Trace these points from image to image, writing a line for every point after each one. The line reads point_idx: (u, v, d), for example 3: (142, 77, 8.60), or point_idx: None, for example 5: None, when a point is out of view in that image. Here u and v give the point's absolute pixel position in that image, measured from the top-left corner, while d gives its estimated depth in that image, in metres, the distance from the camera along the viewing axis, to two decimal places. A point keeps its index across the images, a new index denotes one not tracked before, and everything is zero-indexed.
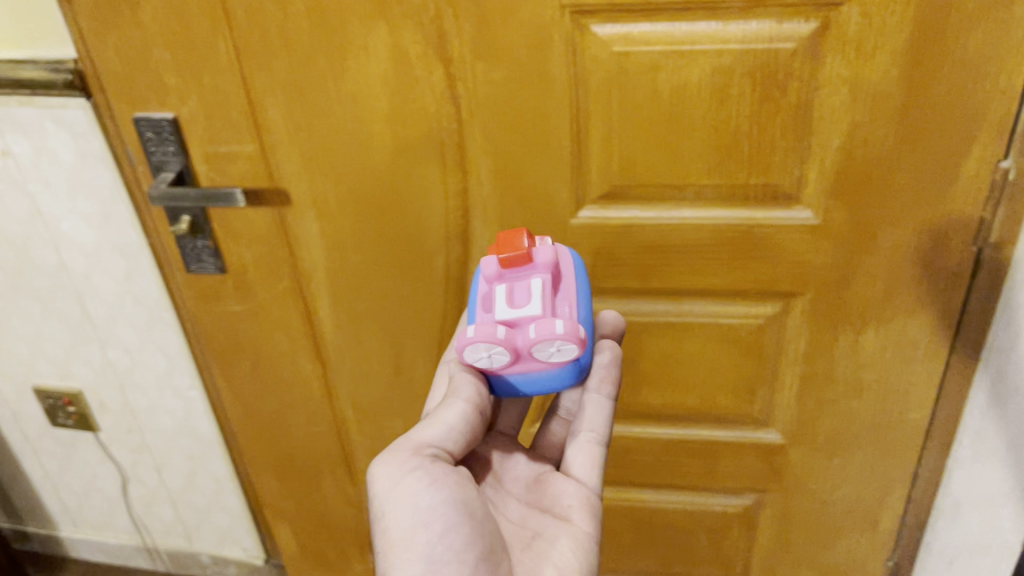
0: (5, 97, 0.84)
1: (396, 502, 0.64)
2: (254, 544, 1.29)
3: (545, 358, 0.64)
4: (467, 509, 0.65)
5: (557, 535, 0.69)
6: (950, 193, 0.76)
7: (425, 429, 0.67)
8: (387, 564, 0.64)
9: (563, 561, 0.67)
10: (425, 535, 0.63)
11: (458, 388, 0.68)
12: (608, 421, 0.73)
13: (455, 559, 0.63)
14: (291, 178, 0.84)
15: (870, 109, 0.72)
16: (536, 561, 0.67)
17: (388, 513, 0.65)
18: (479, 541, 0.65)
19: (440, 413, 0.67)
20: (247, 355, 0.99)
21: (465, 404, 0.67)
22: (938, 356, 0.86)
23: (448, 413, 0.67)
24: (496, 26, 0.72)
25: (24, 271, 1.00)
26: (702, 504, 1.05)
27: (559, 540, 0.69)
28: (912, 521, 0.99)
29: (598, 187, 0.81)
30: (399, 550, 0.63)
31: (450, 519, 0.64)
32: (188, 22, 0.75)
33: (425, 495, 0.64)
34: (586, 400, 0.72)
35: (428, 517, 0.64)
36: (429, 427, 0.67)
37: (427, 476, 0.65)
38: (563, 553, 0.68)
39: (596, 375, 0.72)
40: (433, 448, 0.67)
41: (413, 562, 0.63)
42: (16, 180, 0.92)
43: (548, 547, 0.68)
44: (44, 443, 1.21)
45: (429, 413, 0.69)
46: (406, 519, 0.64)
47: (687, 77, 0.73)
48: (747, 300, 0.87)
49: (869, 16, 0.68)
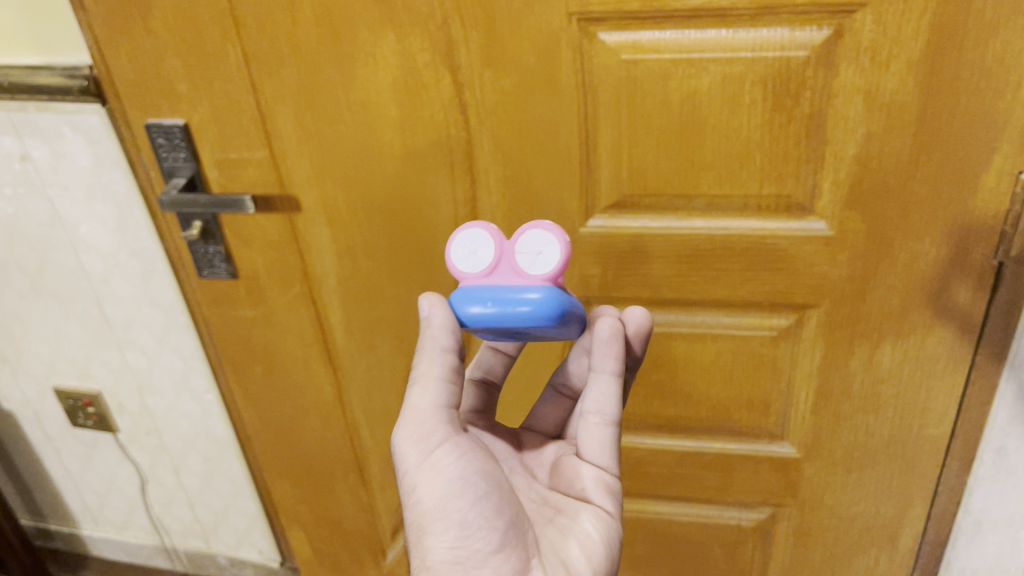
0: (25, 103, 0.86)
1: (426, 473, 0.64)
2: (269, 547, 1.29)
3: (526, 259, 0.60)
4: (496, 480, 0.65)
5: (578, 510, 0.69)
6: (971, 205, 0.73)
7: (422, 393, 0.64)
8: (420, 534, 0.64)
9: (586, 536, 0.67)
10: (457, 504, 0.63)
11: (424, 339, 0.62)
12: (616, 398, 0.68)
13: (488, 526, 0.63)
14: (301, 185, 0.84)
15: (886, 118, 0.70)
16: (560, 535, 0.67)
17: (419, 485, 0.64)
18: (509, 508, 0.65)
19: (426, 368, 0.63)
20: (259, 360, 0.99)
21: (445, 353, 0.62)
22: (958, 372, 0.83)
23: (430, 369, 0.63)
24: (504, 34, 0.71)
25: (45, 274, 1.01)
26: (716, 516, 1.03)
27: (581, 515, 0.68)
28: (932, 538, 0.97)
29: (608, 196, 0.80)
30: (432, 520, 0.63)
31: (481, 488, 0.64)
32: (198, 30, 0.75)
33: (454, 466, 0.64)
34: (591, 379, 0.68)
35: (460, 486, 0.63)
36: (425, 391, 0.63)
37: (452, 445, 0.64)
38: (585, 528, 0.68)
39: (598, 351, 0.67)
40: (440, 406, 0.64)
41: (446, 530, 0.63)
42: (36, 184, 0.93)
43: (570, 523, 0.68)
44: (65, 443, 1.23)
45: (414, 374, 0.64)
46: (437, 490, 0.63)
47: (698, 85, 0.71)
48: (761, 312, 0.85)
49: (884, 24, 0.66)
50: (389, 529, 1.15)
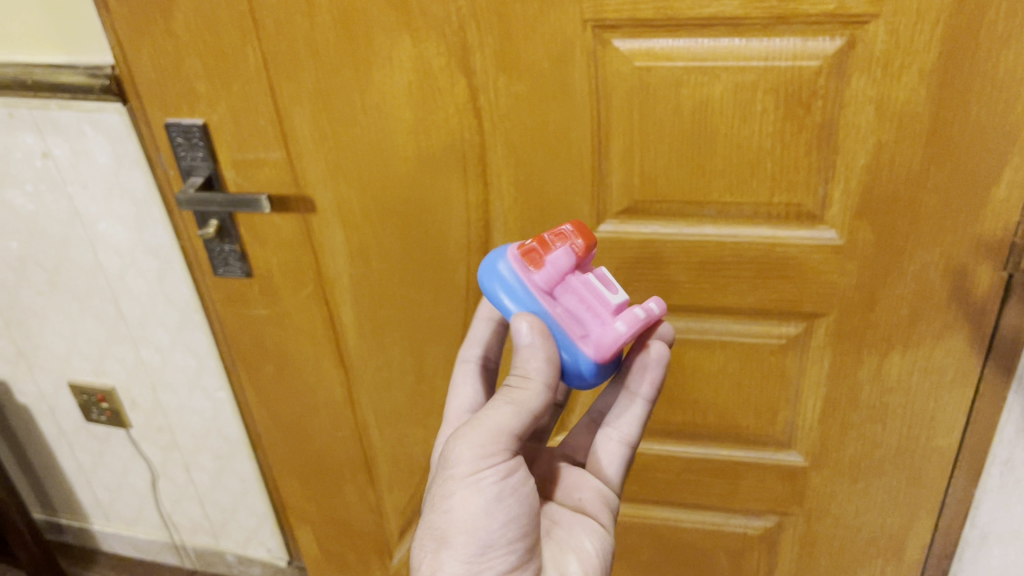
0: (46, 100, 0.88)
1: (468, 484, 0.63)
2: (277, 545, 1.30)
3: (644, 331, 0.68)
4: (529, 503, 0.65)
5: (575, 522, 0.70)
6: (981, 216, 0.74)
7: (506, 414, 0.63)
8: (440, 542, 0.63)
9: (583, 549, 0.68)
10: (487, 522, 0.63)
11: (529, 367, 0.62)
12: (639, 422, 0.74)
13: (508, 547, 0.63)
14: (316, 186, 0.85)
15: (896, 129, 0.71)
16: (558, 548, 0.68)
17: (457, 494, 0.63)
18: (530, 533, 0.65)
19: (523, 398, 0.63)
20: (271, 359, 1.01)
21: (546, 389, 0.63)
22: (967, 384, 0.83)
23: (526, 398, 0.63)
24: (519, 40, 0.72)
25: (62, 270, 1.03)
26: (721, 524, 1.03)
27: (577, 529, 0.70)
28: (938, 550, 0.96)
29: (618, 203, 0.81)
30: (457, 532, 0.63)
31: (513, 510, 0.64)
32: (219, 31, 0.77)
33: (497, 485, 0.63)
34: (623, 397, 0.74)
35: (494, 504, 0.63)
36: (513, 415, 0.63)
37: (502, 465, 0.63)
38: (582, 543, 0.69)
39: (635, 375, 0.73)
40: (513, 434, 0.63)
41: (467, 544, 0.62)
42: (56, 181, 0.95)
43: (566, 536, 0.70)
44: (78, 438, 1.25)
45: (506, 392, 0.64)
46: (473, 504, 0.63)
47: (710, 93, 0.72)
48: (769, 320, 0.85)
49: (896, 35, 0.67)
50: (396, 531, 1.15)
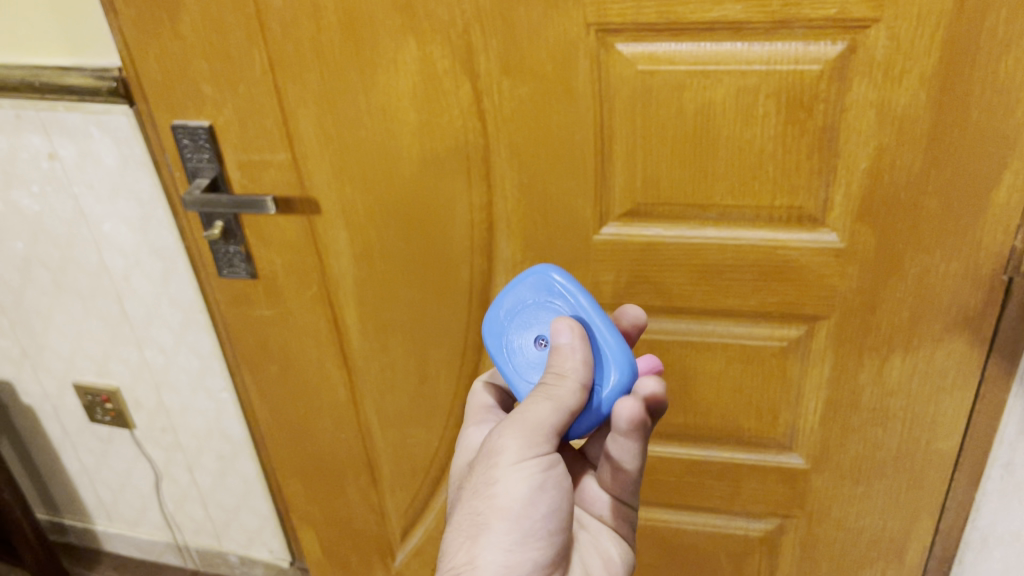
0: (53, 102, 0.88)
1: (515, 475, 0.63)
2: (280, 546, 1.31)
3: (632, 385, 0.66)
4: (569, 496, 0.66)
5: (601, 530, 0.73)
6: (981, 220, 0.74)
7: (547, 409, 0.62)
8: (480, 529, 0.63)
9: (609, 557, 0.71)
10: (530, 512, 0.63)
11: (566, 366, 0.63)
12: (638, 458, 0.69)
13: (547, 538, 0.64)
14: (321, 188, 0.86)
15: (897, 133, 0.71)
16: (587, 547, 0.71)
17: (502, 483, 0.63)
18: (567, 527, 0.66)
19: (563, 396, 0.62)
20: (274, 360, 1.01)
21: (580, 387, 0.63)
22: (967, 387, 0.84)
23: (566, 394, 0.62)
24: (523, 43, 0.73)
25: (67, 270, 1.04)
26: (722, 526, 1.03)
27: (602, 534, 0.73)
28: (939, 553, 0.97)
29: (621, 205, 0.81)
30: (500, 521, 0.63)
31: (554, 503, 0.64)
32: (225, 33, 0.78)
33: (541, 477, 0.63)
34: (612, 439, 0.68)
35: (538, 496, 0.63)
36: (556, 412, 0.62)
37: (546, 458, 0.63)
38: (608, 548, 0.72)
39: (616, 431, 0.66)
40: (555, 428, 0.63)
41: (510, 533, 0.63)
42: (62, 182, 0.95)
43: (591, 539, 0.72)
44: (82, 438, 1.25)
45: (545, 388, 0.63)
46: (518, 493, 0.63)
47: (712, 96, 0.72)
48: (770, 322, 0.86)
49: (897, 39, 0.67)
50: (398, 532, 1.15)
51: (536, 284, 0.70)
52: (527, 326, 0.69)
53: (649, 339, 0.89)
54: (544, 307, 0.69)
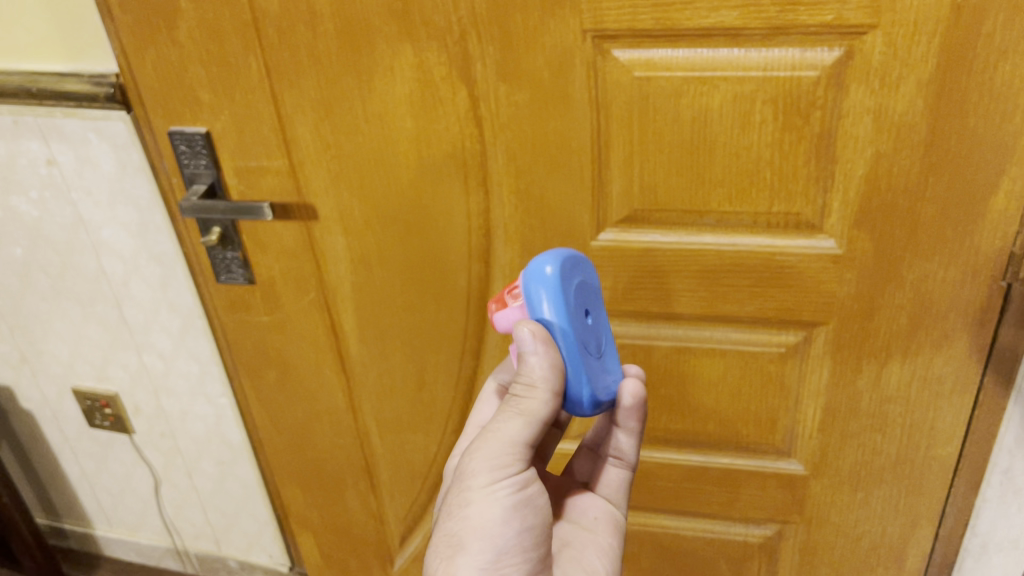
0: (51, 108, 0.88)
1: (487, 494, 0.63)
2: (279, 551, 1.30)
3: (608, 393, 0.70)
4: (543, 514, 0.66)
5: (588, 541, 0.71)
6: (979, 226, 0.74)
7: (519, 425, 0.62)
8: (455, 550, 0.63)
9: (594, 568, 0.70)
10: (504, 532, 0.63)
11: (535, 376, 0.61)
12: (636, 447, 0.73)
13: (521, 556, 0.63)
14: (318, 194, 0.86)
15: (895, 140, 0.71)
16: (570, 565, 0.69)
17: (475, 503, 0.63)
18: (544, 545, 0.66)
19: (535, 407, 0.61)
20: (273, 365, 1.01)
21: (553, 396, 0.61)
22: (967, 393, 0.83)
23: (536, 407, 0.62)
24: (519, 50, 0.73)
25: (66, 276, 1.04)
26: (721, 532, 1.03)
27: (588, 549, 0.71)
28: (939, 559, 0.96)
29: (618, 212, 0.81)
30: (474, 539, 0.63)
31: (528, 520, 0.64)
32: (222, 40, 0.77)
33: (515, 496, 0.64)
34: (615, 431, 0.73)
35: (512, 513, 0.63)
36: (524, 429, 0.62)
37: (519, 475, 0.64)
38: (594, 561, 0.70)
39: (621, 414, 0.70)
40: (524, 445, 0.63)
41: (483, 551, 0.62)
42: (60, 188, 0.95)
43: (577, 554, 0.70)
44: (82, 443, 1.25)
45: (516, 401, 0.63)
46: (492, 512, 0.63)
47: (709, 103, 0.72)
48: (769, 328, 0.85)
49: (894, 46, 0.67)
50: (397, 538, 1.15)
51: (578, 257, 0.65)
52: (584, 298, 0.64)
53: (648, 345, 0.89)
54: (593, 288, 0.66)
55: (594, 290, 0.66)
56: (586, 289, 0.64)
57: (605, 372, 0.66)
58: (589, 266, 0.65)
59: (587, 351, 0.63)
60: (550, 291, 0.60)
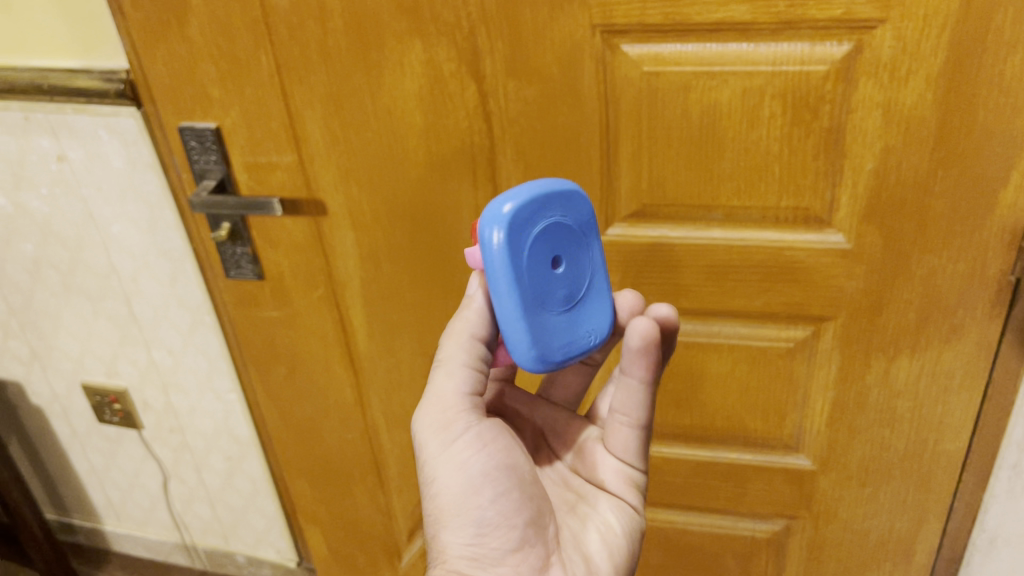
0: (62, 105, 0.89)
1: (447, 468, 0.65)
2: (287, 546, 1.31)
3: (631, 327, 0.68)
4: (519, 474, 0.66)
5: (602, 500, 0.71)
6: (987, 220, 0.74)
7: (445, 379, 0.65)
8: (438, 528, 0.65)
9: (608, 527, 0.70)
10: (476, 502, 0.64)
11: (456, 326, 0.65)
12: (643, 403, 0.67)
13: (504, 522, 0.64)
14: (327, 189, 0.86)
15: (904, 133, 0.71)
16: (580, 525, 0.70)
17: (440, 479, 0.65)
18: (530, 507, 0.66)
19: (445, 360, 0.65)
20: (281, 361, 1.01)
21: (473, 341, 0.64)
22: (975, 388, 0.84)
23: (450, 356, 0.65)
24: (529, 44, 0.73)
25: (77, 272, 1.04)
26: (728, 527, 1.03)
27: (603, 506, 0.71)
28: (946, 554, 0.97)
29: (627, 206, 0.81)
30: (450, 517, 0.65)
31: (501, 485, 0.65)
32: (232, 36, 0.78)
33: (475, 461, 0.65)
34: (621, 382, 0.67)
35: (478, 483, 0.64)
36: (451, 380, 0.65)
37: (473, 439, 0.65)
38: (607, 520, 0.70)
39: (626, 358, 0.65)
40: (461, 403, 0.65)
41: (463, 526, 0.64)
42: (71, 184, 0.96)
43: (591, 512, 0.71)
44: (91, 438, 1.26)
45: (438, 359, 0.66)
46: (458, 484, 0.64)
47: (718, 97, 0.72)
48: (777, 323, 0.85)
49: (903, 41, 0.67)
50: (405, 531, 1.16)
51: (557, 195, 0.60)
52: (550, 242, 0.60)
53: None
54: (576, 232, 0.61)
55: (579, 232, 0.61)
56: (562, 234, 0.60)
57: (572, 325, 0.62)
58: (577, 207, 0.61)
59: (541, 304, 0.60)
60: (490, 237, 0.57)
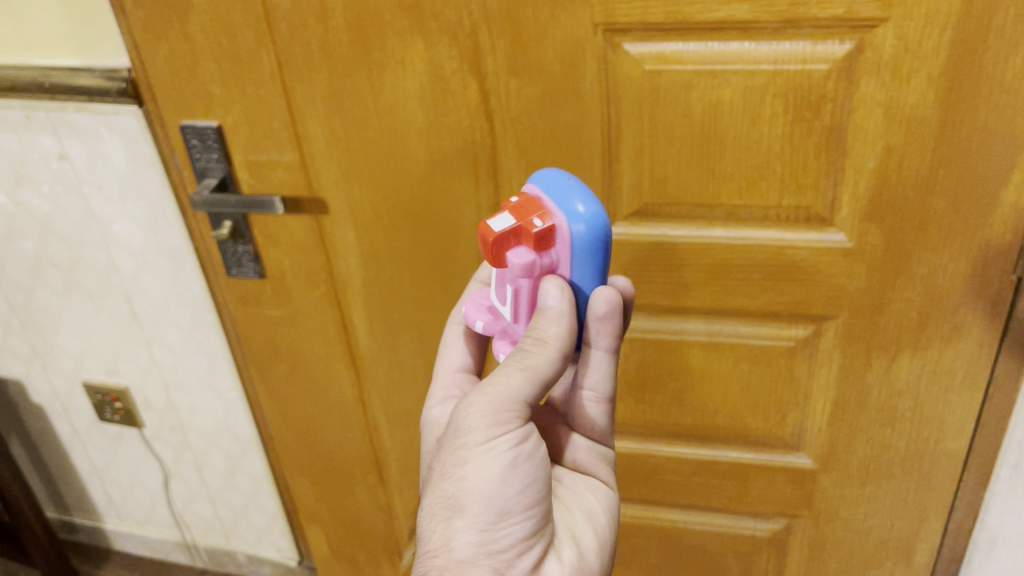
0: (63, 103, 0.89)
1: (483, 451, 0.61)
2: (287, 545, 1.31)
3: None
4: (545, 471, 0.63)
5: (577, 480, 0.72)
6: (989, 219, 0.74)
7: (517, 374, 0.60)
8: (451, 513, 0.61)
9: (591, 508, 0.70)
10: (502, 492, 0.61)
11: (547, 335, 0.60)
12: (609, 372, 0.66)
13: (524, 516, 0.61)
14: (329, 188, 0.86)
15: (905, 132, 0.71)
16: (565, 508, 0.69)
17: (472, 462, 0.61)
18: (546, 504, 0.63)
19: (528, 359, 0.60)
20: (282, 359, 1.01)
21: (561, 356, 0.61)
22: (976, 387, 0.84)
23: (541, 363, 0.60)
24: (530, 43, 0.73)
25: (78, 270, 1.04)
26: (729, 526, 1.03)
27: (581, 489, 0.71)
28: (948, 553, 0.97)
29: (628, 205, 0.81)
30: (472, 502, 0.60)
31: (529, 479, 0.62)
32: (234, 34, 0.78)
33: (512, 452, 0.61)
34: (584, 354, 0.65)
35: (512, 472, 0.61)
36: (529, 377, 0.60)
37: (519, 433, 0.61)
38: (589, 502, 0.70)
39: (592, 329, 0.63)
40: (523, 397, 0.60)
41: (482, 514, 0.60)
42: (72, 182, 0.96)
43: (571, 495, 0.70)
44: (91, 437, 1.26)
45: (518, 354, 0.61)
46: (491, 470, 0.60)
47: (720, 96, 0.72)
48: (778, 322, 0.85)
49: (905, 40, 0.67)
50: (406, 530, 1.16)
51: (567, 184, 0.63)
52: None
53: (656, 340, 0.89)
54: None
55: None
56: None
57: None
58: None
59: None
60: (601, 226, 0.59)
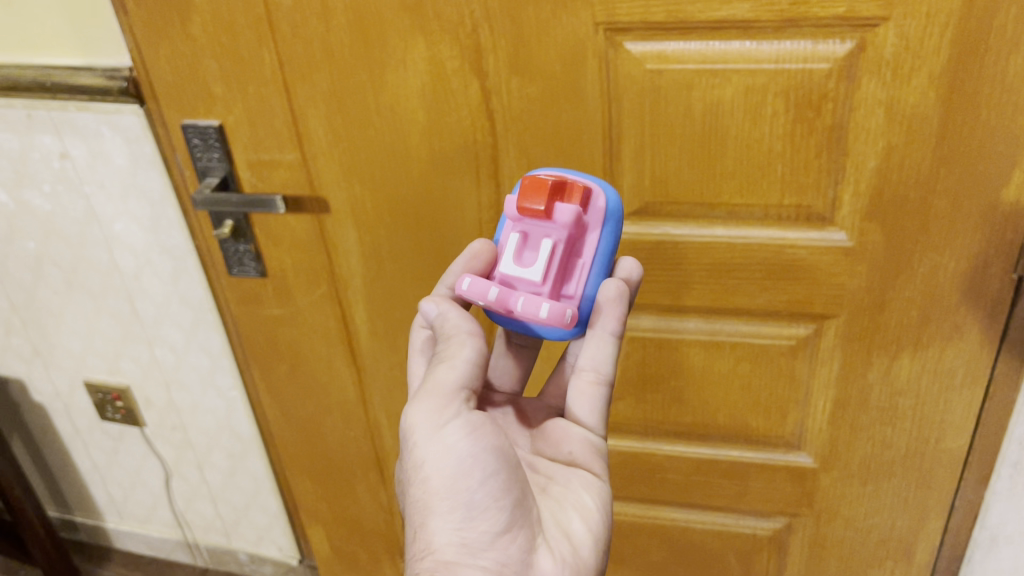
0: (64, 102, 0.89)
1: (434, 449, 0.64)
2: (288, 544, 1.31)
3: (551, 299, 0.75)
4: (507, 457, 0.66)
5: (571, 476, 0.70)
6: (989, 218, 0.74)
7: (444, 370, 0.64)
8: (426, 515, 0.64)
9: (584, 506, 0.69)
10: (466, 484, 0.63)
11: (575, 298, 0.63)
12: (612, 358, 0.67)
13: (494, 505, 0.64)
14: (330, 187, 0.86)
15: (906, 132, 0.71)
16: (558, 505, 0.69)
17: (428, 462, 0.64)
18: (517, 490, 0.65)
19: (455, 352, 0.65)
20: (283, 358, 1.02)
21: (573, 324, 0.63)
22: (977, 386, 0.84)
23: (465, 352, 0.65)
24: (531, 42, 0.73)
25: (79, 270, 1.05)
26: (730, 525, 1.03)
27: (575, 485, 0.70)
28: (948, 551, 0.97)
29: (628, 205, 0.81)
30: (439, 500, 0.64)
31: (491, 467, 0.64)
32: (235, 33, 0.78)
33: (465, 444, 0.64)
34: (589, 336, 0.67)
35: (469, 464, 0.64)
36: (449, 369, 0.64)
37: (466, 423, 0.64)
38: (582, 499, 0.69)
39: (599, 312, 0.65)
40: (460, 386, 0.64)
41: (453, 510, 0.64)
42: (73, 181, 0.96)
43: (563, 492, 0.70)
44: (93, 435, 1.26)
45: (441, 353, 0.66)
46: (448, 466, 0.64)
47: (721, 95, 0.72)
48: (779, 321, 0.86)
49: (905, 39, 0.67)
50: None
51: None
52: None
53: (656, 339, 0.89)
54: None
55: None
56: None
57: None
58: None
59: None
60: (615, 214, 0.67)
